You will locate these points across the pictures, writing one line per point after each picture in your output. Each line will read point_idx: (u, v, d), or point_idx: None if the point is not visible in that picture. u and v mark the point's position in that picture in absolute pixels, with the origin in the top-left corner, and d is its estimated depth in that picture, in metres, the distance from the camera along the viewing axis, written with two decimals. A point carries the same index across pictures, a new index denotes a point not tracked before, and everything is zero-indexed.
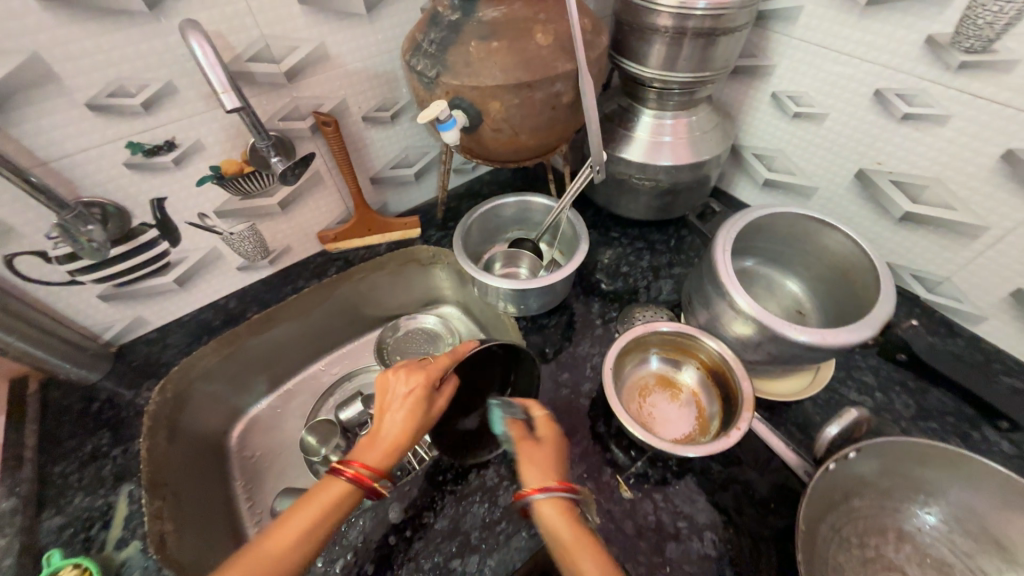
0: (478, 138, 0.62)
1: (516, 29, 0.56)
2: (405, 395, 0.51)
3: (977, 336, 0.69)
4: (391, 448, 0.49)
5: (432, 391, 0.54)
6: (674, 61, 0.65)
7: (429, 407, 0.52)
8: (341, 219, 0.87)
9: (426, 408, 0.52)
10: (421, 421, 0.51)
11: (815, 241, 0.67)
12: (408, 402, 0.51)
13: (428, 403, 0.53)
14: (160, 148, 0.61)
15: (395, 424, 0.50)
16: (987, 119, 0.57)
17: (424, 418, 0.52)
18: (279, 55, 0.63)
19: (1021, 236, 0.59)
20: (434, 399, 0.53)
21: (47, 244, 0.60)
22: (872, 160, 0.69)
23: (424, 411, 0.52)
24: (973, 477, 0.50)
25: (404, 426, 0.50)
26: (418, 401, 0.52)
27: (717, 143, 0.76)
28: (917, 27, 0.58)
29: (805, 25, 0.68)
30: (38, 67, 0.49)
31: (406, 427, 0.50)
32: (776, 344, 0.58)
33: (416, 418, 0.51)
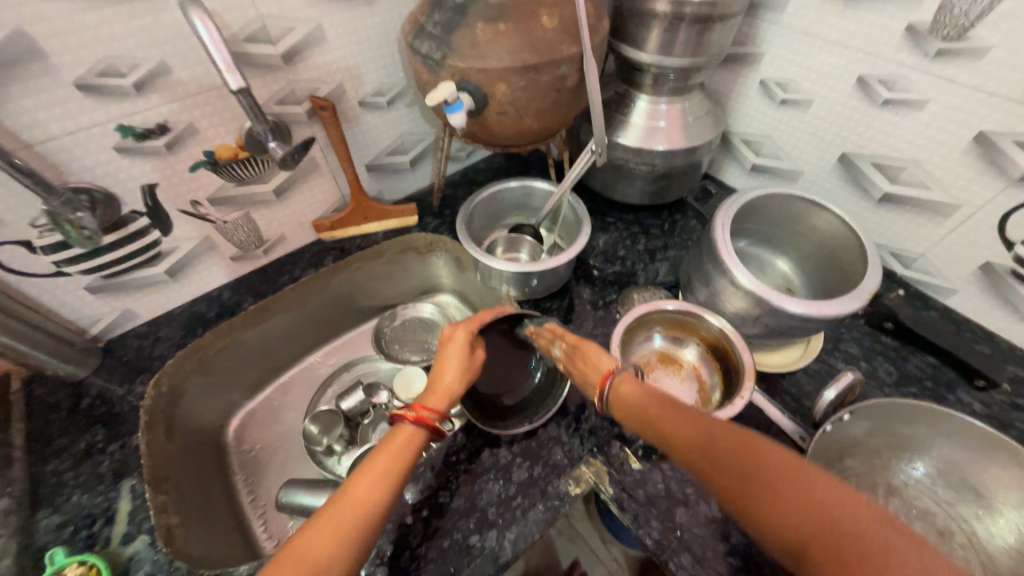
0: (483, 122, 0.62)
1: (522, 11, 0.56)
2: (451, 342, 0.59)
3: (949, 309, 0.74)
4: (445, 390, 0.55)
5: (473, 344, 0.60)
6: (670, 47, 0.67)
7: (473, 356, 0.59)
8: (336, 207, 0.86)
9: (468, 357, 0.58)
10: (467, 369, 0.57)
11: (804, 221, 0.71)
12: (456, 351, 0.58)
13: (471, 351, 0.59)
14: (152, 132, 0.59)
15: (448, 369, 0.56)
16: (960, 102, 0.61)
17: (470, 363, 0.58)
18: (276, 36, 0.61)
19: (989, 212, 0.64)
20: (476, 349, 0.60)
21: (32, 232, 0.58)
22: (855, 144, 0.73)
23: (470, 358, 0.58)
24: (952, 432, 0.55)
25: (454, 372, 0.56)
26: (463, 351, 0.58)
27: (710, 128, 0.78)
28: (898, 16, 0.61)
29: (792, 14, 0.71)
30: (24, 43, 0.47)
31: (456, 374, 0.56)
32: (773, 318, 0.61)
33: (463, 364, 0.57)
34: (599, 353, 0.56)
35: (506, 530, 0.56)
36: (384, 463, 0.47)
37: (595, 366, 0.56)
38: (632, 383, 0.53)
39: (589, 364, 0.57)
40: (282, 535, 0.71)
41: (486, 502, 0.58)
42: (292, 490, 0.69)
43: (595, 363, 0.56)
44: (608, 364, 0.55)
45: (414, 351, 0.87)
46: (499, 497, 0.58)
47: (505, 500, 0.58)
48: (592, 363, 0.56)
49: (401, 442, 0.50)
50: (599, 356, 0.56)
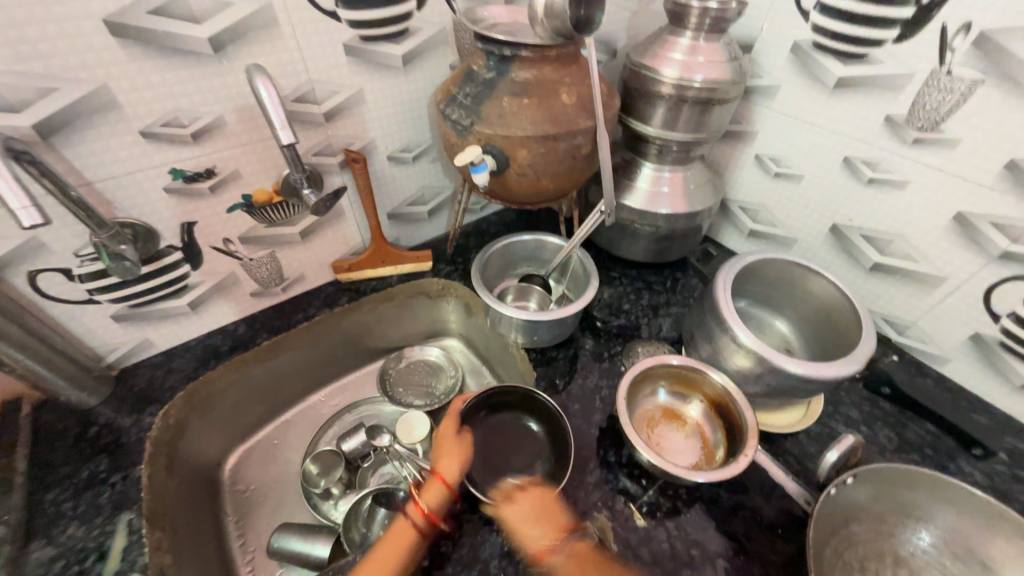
0: (503, 181, 0.68)
1: (544, 89, 0.63)
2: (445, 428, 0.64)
3: (944, 376, 0.76)
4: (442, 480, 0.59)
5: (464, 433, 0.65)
6: (674, 123, 0.74)
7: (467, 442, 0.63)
8: (356, 251, 0.90)
9: (463, 445, 0.63)
10: (463, 458, 0.62)
11: (801, 285, 0.75)
12: (449, 445, 0.63)
13: (462, 437, 0.64)
14: (200, 175, 0.64)
15: (444, 464, 0.61)
16: (939, 185, 0.67)
17: (466, 451, 0.62)
18: (321, 98, 0.68)
19: (974, 285, 0.68)
20: (465, 432, 0.64)
21: (73, 261, 0.62)
22: (845, 217, 0.79)
23: (464, 445, 0.63)
24: (956, 501, 0.55)
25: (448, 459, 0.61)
26: (456, 443, 0.63)
27: (710, 195, 0.84)
28: (877, 108, 0.69)
29: (782, 100, 0.79)
30: (104, 96, 0.53)
31: (455, 468, 0.60)
32: (774, 377, 0.63)
33: (459, 453, 0.62)
34: (547, 505, 0.57)
35: None
36: (393, 553, 0.54)
37: (552, 518, 0.56)
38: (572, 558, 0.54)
39: (530, 514, 0.56)
40: None
41: (488, 554, 0.57)
42: (284, 534, 0.68)
43: (547, 510, 0.57)
44: (538, 541, 0.55)
45: (418, 395, 0.87)
46: (502, 549, 0.57)
47: (508, 552, 0.57)
48: (546, 513, 0.56)
49: (403, 540, 0.55)
50: (552, 513, 0.57)
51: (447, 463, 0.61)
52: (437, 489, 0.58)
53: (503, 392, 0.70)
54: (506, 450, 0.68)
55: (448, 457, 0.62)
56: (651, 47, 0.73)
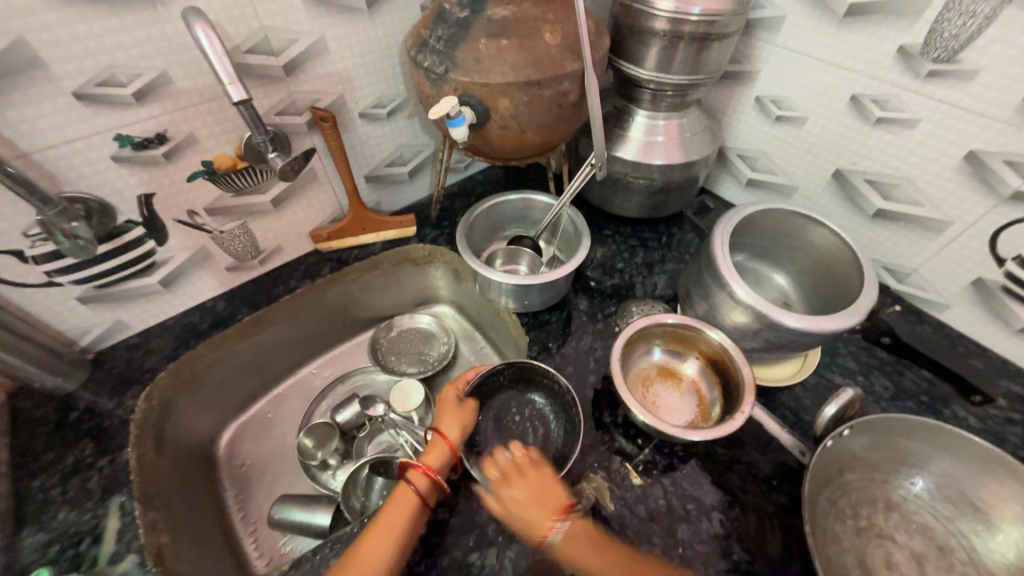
0: (484, 135, 0.62)
1: (526, 28, 0.57)
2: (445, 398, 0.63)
3: (942, 322, 0.75)
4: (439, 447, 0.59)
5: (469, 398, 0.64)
6: (669, 64, 0.68)
7: (471, 409, 0.62)
8: (334, 218, 0.85)
9: (467, 410, 0.62)
10: (465, 422, 0.61)
11: (801, 236, 0.72)
12: (450, 410, 0.62)
13: (465, 403, 0.63)
14: (151, 141, 0.59)
15: (447, 425, 0.60)
16: (952, 122, 0.62)
17: (469, 415, 0.62)
18: (278, 48, 0.62)
19: (980, 228, 0.65)
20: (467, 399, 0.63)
21: (24, 242, 0.57)
22: (849, 161, 0.75)
23: (466, 411, 0.62)
24: (951, 447, 0.55)
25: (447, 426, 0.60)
26: (459, 408, 0.62)
27: (707, 143, 0.79)
28: (891, 37, 0.63)
29: (786, 34, 0.73)
30: (24, 51, 0.47)
31: (457, 426, 0.60)
32: (773, 332, 0.61)
33: (462, 416, 0.61)
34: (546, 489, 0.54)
35: (505, 548, 0.55)
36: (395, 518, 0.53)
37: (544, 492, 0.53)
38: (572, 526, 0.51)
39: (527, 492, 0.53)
40: (275, 552, 0.70)
41: (486, 518, 0.57)
42: (284, 506, 0.68)
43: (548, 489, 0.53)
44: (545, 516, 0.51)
45: (411, 363, 0.86)
46: (499, 514, 0.57)
47: None
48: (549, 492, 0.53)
49: (406, 503, 0.54)
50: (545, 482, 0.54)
51: (451, 425, 0.60)
52: (439, 449, 0.58)
53: (514, 366, 0.67)
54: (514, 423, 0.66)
55: (451, 418, 0.61)
56: None
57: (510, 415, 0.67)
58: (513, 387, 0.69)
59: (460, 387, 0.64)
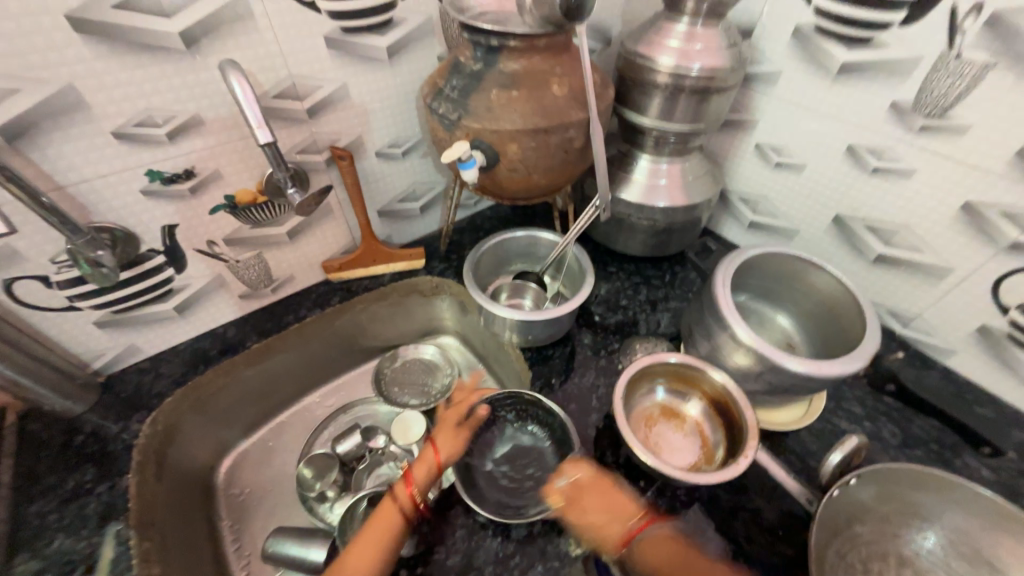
0: (493, 176, 0.65)
1: (535, 80, 0.60)
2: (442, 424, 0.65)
3: (949, 369, 0.74)
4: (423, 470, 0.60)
5: (465, 423, 0.65)
6: (671, 113, 0.72)
7: (465, 434, 0.64)
8: (346, 249, 0.88)
9: (460, 435, 0.64)
10: (458, 445, 0.63)
11: (803, 279, 0.73)
12: (444, 435, 0.64)
13: (461, 428, 0.65)
14: (178, 177, 0.62)
15: (441, 444, 0.62)
16: (947, 174, 0.64)
17: (456, 441, 0.63)
18: (303, 93, 0.66)
19: (981, 277, 0.66)
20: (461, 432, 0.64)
21: (50, 268, 0.60)
22: (847, 207, 0.76)
23: (456, 437, 0.63)
24: (962, 500, 0.54)
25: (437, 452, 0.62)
26: (453, 431, 0.64)
27: (709, 187, 0.82)
28: (883, 93, 0.66)
29: (783, 87, 0.76)
30: (72, 96, 0.51)
31: (450, 450, 0.62)
32: (775, 375, 0.61)
33: (454, 441, 0.63)
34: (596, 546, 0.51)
35: None
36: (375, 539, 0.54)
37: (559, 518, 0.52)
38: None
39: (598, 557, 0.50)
40: None
41: (483, 560, 0.56)
42: (279, 539, 0.67)
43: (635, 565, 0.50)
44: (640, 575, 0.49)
45: (414, 394, 0.86)
46: (497, 555, 0.56)
47: (503, 559, 0.56)
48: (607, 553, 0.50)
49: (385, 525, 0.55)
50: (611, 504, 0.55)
51: (445, 445, 0.62)
52: (428, 464, 0.60)
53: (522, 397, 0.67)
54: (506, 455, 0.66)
55: (448, 441, 0.63)
56: (647, 33, 0.70)
57: (504, 445, 0.67)
58: (516, 418, 0.68)
59: (460, 412, 0.66)
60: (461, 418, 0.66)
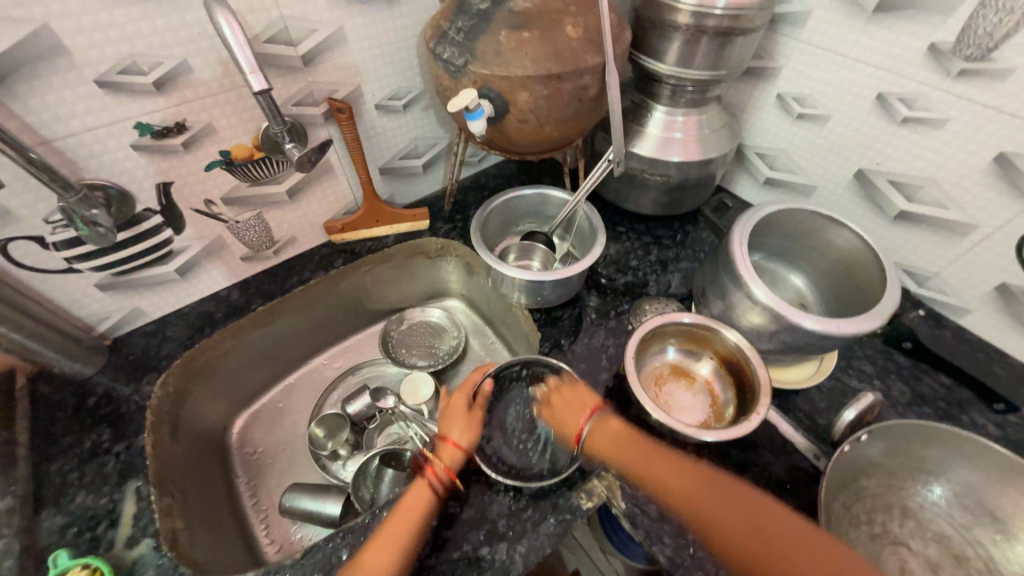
0: (502, 129, 0.62)
1: (547, 20, 0.56)
2: (453, 404, 0.62)
3: (963, 328, 0.74)
4: (450, 453, 0.58)
5: (475, 403, 0.63)
6: (690, 58, 0.67)
7: (480, 418, 0.61)
8: (348, 210, 0.85)
9: (474, 419, 0.61)
10: (472, 431, 0.60)
11: (821, 237, 0.70)
12: (459, 416, 0.61)
13: (473, 410, 0.62)
14: (170, 130, 0.59)
15: (455, 435, 0.59)
16: (982, 123, 0.61)
17: (477, 421, 0.61)
18: (297, 37, 0.61)
19: (1007, 233, 0.64)
20: (476, 405, 0.62)
21: (45, 228, 0.58)
22: (871, 161, 0.73)
23: (475, 417, 0.61)
24: (973, 456, 0.54)
25: (458, 430, 0.60)
26: (468, 416, 0.61)
27: (726, 141, 0.78)
28: (922, 34, 0.61)
29: (812, 29, 0.71)
30: (48, 37, 0.47)
31: (467, 437, 0.59)
32: (790, 334, 0.60)
33: (471, 428, 0.60)
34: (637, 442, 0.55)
35: (516, 543, 0.55)
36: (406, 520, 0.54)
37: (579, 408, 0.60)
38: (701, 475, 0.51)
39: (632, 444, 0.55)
40: (286, 539, 0.70)
41: (496, 513, 0.57)
42: (296, 494, 0.69)
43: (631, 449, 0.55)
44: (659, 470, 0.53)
45: (422, 355, 0.86)
46: (510, 509, 0.58)
47: (516, 512, 0.57)
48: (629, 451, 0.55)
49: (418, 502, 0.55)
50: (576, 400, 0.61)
51: (458, 434, 0.59)
52: (449, 453, 0.58)
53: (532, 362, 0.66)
54: (522, 416, 0.64)
55: (460, 427, 0.60)
56: None
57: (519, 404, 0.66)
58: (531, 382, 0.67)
59: (467, 393, 0.63)
60: (471, 399, 0.63)
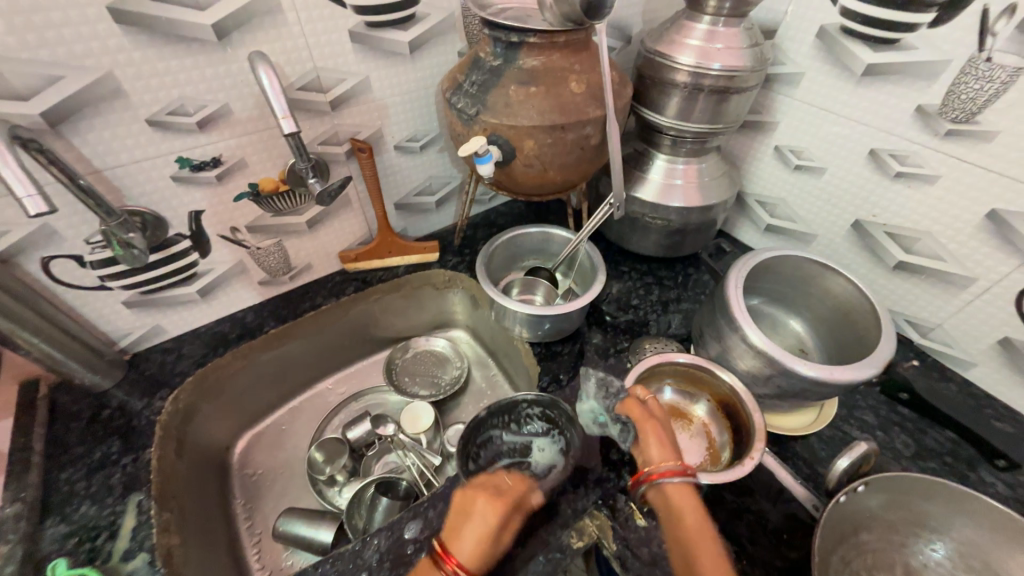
0: (509, 172, 0.66)
1: (553, 77, 0.61)
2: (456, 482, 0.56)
3: (969, 381, 0.73)
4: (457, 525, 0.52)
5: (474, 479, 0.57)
6: (689, 113, 0.71)
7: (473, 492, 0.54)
8: (362, 241, 0.90)
9: (469, 501, 0.54)
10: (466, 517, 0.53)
11: (818, 284, 0.72)
12: (457, 500, 0.54)
13: (470, 489, 0.55)
14: (206, 164, 0.64)
15: (446, 529, 0.52)
16: (972, 181, 0.63)
17: (470, 505, 0.53)
18: (327, 86, 0.68)
19: (1005, 287, 0.64)
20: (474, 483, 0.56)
21: (85, 248, 0.63)
22: (868, 213, 0.75)
23: (469, 499, 0.54)
24: (975, 514, 0.52)
25: (456, 514, 0.53)
26: (462, 497, 0.54)
27: (726, 189, 0.81)
28: (908, 97, 0.65)
29: (805, 88, 0.75)
30: (111, 84, 0.54)
31: (456, 527, 0.52)
32: (786, 379, 0.61)
33: (485, 533, 0.51)
34: (665, 435, 0.57)
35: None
36: None
37: (664, 439, 0.56)
38: (681, 485, 0.52)
39: (650, 427, 0.57)
40: (276, 565, 0.70)
41: None
42: (290, 518, 0.69)
43: (655, 433, 0.57)
44: (658, 462, 0.54)
45: (424, 385, 0.87)
46: None
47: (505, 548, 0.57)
48: (658, 433, 0.57)
49: None
50: (666, 438, 0.56)
51: (452, 525, 0.52)
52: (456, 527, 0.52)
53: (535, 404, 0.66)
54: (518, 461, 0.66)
55: (453, 517, 0.53)
56: (668, 33, 0.70)
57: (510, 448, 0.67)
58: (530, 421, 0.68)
59: (456, 471, 0.59)
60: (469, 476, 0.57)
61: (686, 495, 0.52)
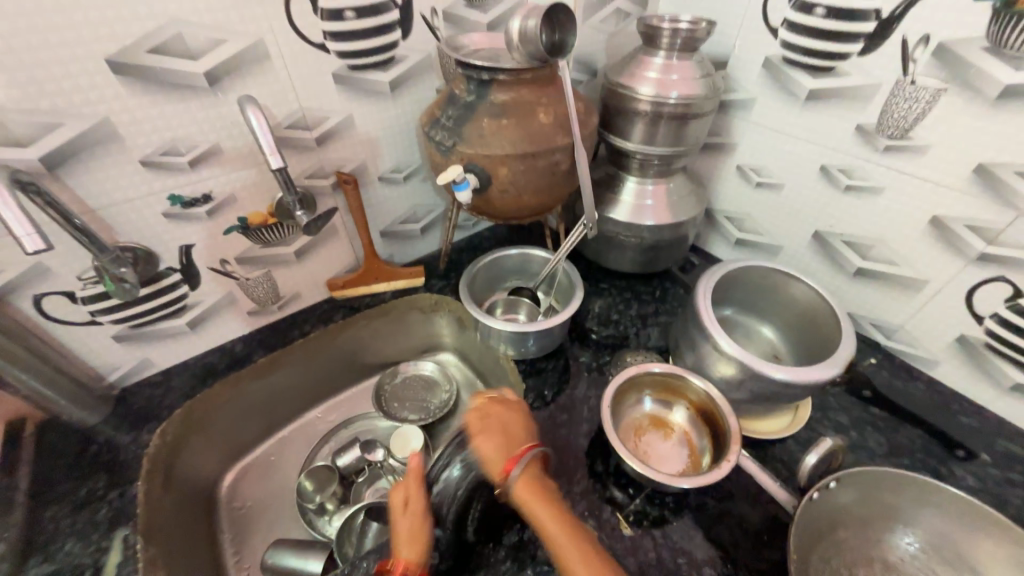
0: (486, 198, 0.70)
1: (523, 109, 0.65)
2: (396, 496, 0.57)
3: (935, 379, 0.76)
4: (411, 536, 0.54)
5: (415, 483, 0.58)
6: (652, 138, 0.77)
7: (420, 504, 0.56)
8: (350, 269, 0.93)
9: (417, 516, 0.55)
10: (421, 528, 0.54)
11: (784, 292, 0.76)
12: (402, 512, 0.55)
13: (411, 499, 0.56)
14: (197, 201, 0.68)
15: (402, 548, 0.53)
16: (913, 191, 0.68)
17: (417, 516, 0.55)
18: (313, 124, 0.72)
19: (955, 287, 0.69)
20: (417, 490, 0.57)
21: (76, 285, 0.65)
22: (826, 224, 0.80)
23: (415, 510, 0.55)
24: (942, 505, 0.55)
25: (408, 528, 0.54)
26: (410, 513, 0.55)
27: (693, 206, 0.86)
28: (848, 118, 0.71)
29: (758, 112, 0.81)
30: (107, 129, 0.57)
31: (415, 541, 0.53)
32: (757, 383, 0.63)
33: (417, 526, 0.55)
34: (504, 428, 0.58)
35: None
36: None
37: (506, 439, 0.57)
38: (525, 481, 0.53)
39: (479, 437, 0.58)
40: None
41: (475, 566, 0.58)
42: (278, 550, 0.69)
43: (502, 438, 0.57)
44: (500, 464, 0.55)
45: (413, 409, 0.88)
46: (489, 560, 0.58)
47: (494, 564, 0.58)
48: (503, 437, 0.57)
49: None
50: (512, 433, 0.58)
51: (406, 541, 0.53)
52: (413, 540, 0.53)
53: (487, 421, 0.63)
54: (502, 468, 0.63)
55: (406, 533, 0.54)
56: (628, 66, 0.76)
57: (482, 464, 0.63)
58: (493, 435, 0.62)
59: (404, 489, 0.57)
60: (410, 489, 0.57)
61: (534, 488, 0.53)
